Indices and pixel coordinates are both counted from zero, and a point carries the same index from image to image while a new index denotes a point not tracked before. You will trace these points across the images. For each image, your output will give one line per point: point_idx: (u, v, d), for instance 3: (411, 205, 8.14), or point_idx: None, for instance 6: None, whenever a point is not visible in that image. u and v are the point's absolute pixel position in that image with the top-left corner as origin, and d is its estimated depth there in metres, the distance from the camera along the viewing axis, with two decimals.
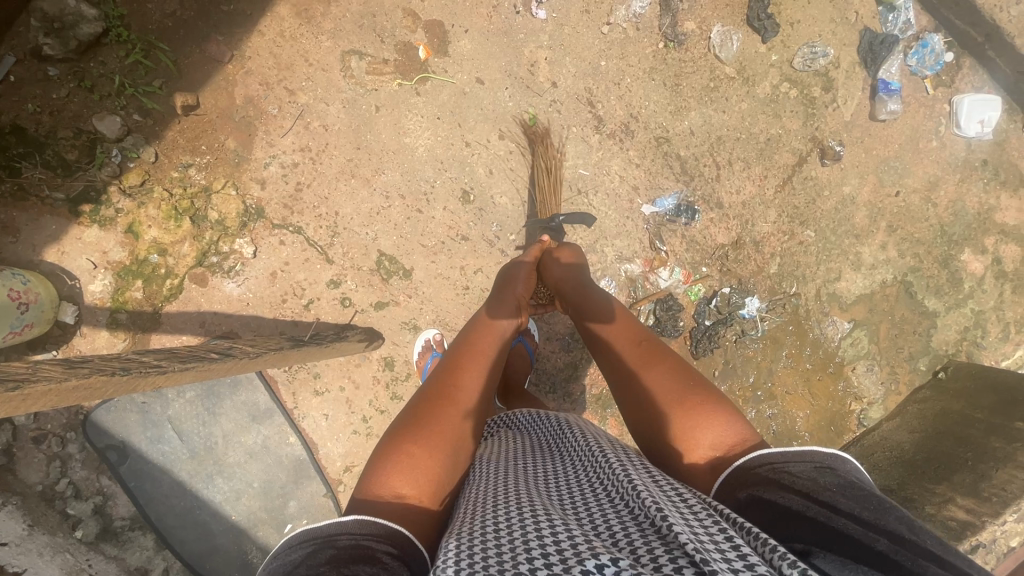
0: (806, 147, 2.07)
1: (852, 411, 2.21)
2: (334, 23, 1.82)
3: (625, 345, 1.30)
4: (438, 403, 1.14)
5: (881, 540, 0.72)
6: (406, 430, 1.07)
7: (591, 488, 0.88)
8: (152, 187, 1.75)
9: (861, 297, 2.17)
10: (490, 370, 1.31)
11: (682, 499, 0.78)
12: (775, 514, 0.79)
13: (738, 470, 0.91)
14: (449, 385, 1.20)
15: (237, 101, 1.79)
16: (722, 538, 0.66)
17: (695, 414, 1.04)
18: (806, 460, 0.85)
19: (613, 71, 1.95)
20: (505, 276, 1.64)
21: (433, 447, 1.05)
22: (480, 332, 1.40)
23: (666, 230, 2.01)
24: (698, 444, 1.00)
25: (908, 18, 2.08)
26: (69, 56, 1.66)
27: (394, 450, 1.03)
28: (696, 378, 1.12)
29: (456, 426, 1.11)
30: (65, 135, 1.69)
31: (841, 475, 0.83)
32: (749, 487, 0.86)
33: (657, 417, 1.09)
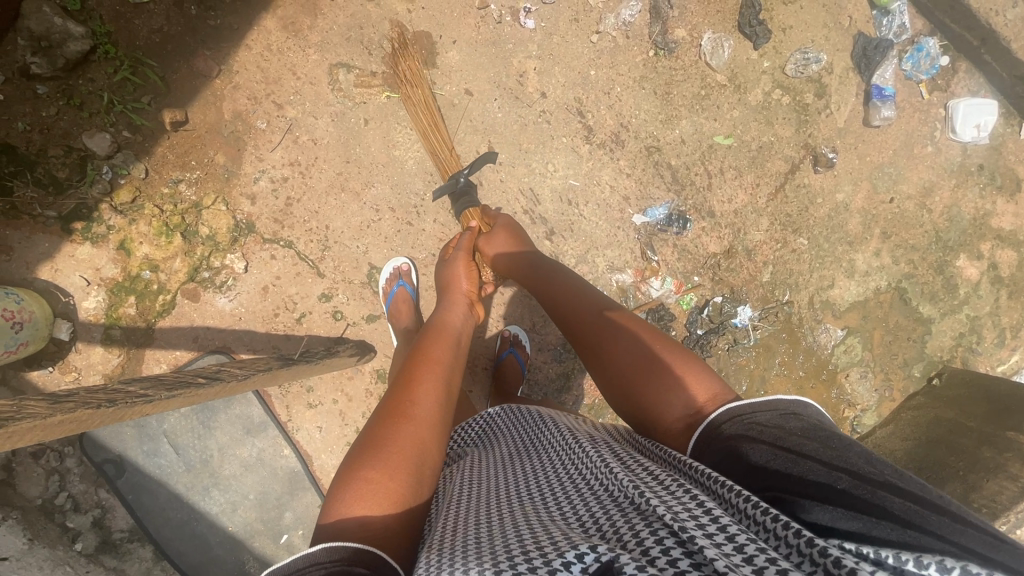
0: (799, 155, 2.06)
1: (846, 418, 2.21)
2: (321, 36, 1.82)
3: (583, 321, 1.35)
4: (393, 419, 1.06)
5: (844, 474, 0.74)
6: (363, 455, 0.99)
7: (573, 479, 0.90)
8: (143, 203, 1.76)
9: (854, 304, 2.17)
10: (449, 375, 1.26)
11: (657, 477, 0.80)
12: (747, 467, 0.82)
13: (708, 426, 0.94)
14: (404, 399, 1.12)
15: (225, 116, 1.80)
16: (696, 506, 0.68)
17: (665, 377, 1.09)
18: (768, 409, 0.90)
19: (603, 80, 1.94)
20: (447, 275, 1.68)
21: (396, 463, 0.98)
22: (434, 338, 1.37)
23: (657, 240, 2.00)
24: (672, 405, 1.03)
25: (902, 21, 2.05)
26: (57, 74, 1.66)
27: (353, 476, 0.95)
28: (654, 342, 1.18)
29: (417, 439, 1.04)
30: (55, 153, 1.70)
31: (802, 421, 0.87)
32: (721, 440, 0.89)
33: (633, 385, 1.13)
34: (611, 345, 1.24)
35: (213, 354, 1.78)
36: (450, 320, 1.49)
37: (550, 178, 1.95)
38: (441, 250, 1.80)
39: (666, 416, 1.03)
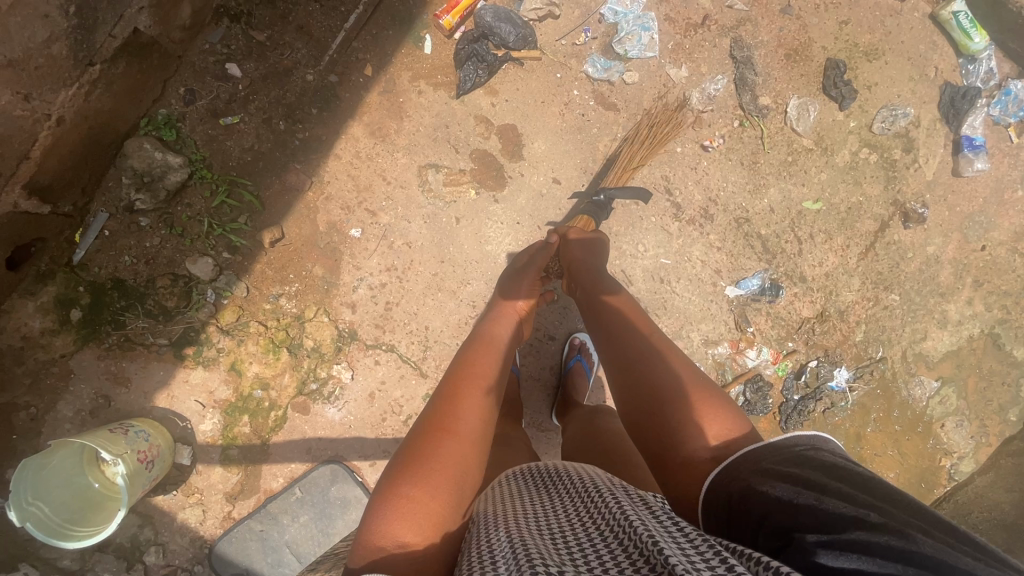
0: (888, 212, 2.02)
1: (942, 467, 2.20)
2: (408, 138, 1.81)
3: (623, 329, 1.23)
4: (438, 432, 0.97)
5: (870, 515, 0.67)
6: (404, 468, 0.91)
7: (577, 511, 0.79)
8: (248, 321, 1.77)
9: (948, 354, 2.15)
10: (496, 390, 1.14)
11: (675, 526, 0.70)
12: (767, 509, 0.73)
13: (732, 461, 0.85)
14: (449, 411, 1.02)
15: (320, 228, 1.80)
16: (712, 560, 0.57)
17: (689, 406, 0.98)
18: (783, 449, 0.81)
19: (689, 156, 1.92)
20: (503, 287, 1.57)
21: (438, 482, 0.89)
22: (481, 347, 1.25)
23: (750, 310, 1.99)
24: (698, 435, 0.93)
25: (990, 66, 1.99)
26: (158, 205, 1.68)
27: (394, 492, 0.87)
28: (688, 372, 1.05)
29: (462, 459, 0.95)
30: (162, 283, 1.71)
31: (822, 455, 0.79)
32: (740, 482, 0.80)
33: (655, 405, 1.01)
34: (635, 363, 1.11)
35: (328, 465, 1.80)
36: (498, 332, 1.34)
37: (642, 258, 1.94)
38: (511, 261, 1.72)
39: (687, 444, 0.93)
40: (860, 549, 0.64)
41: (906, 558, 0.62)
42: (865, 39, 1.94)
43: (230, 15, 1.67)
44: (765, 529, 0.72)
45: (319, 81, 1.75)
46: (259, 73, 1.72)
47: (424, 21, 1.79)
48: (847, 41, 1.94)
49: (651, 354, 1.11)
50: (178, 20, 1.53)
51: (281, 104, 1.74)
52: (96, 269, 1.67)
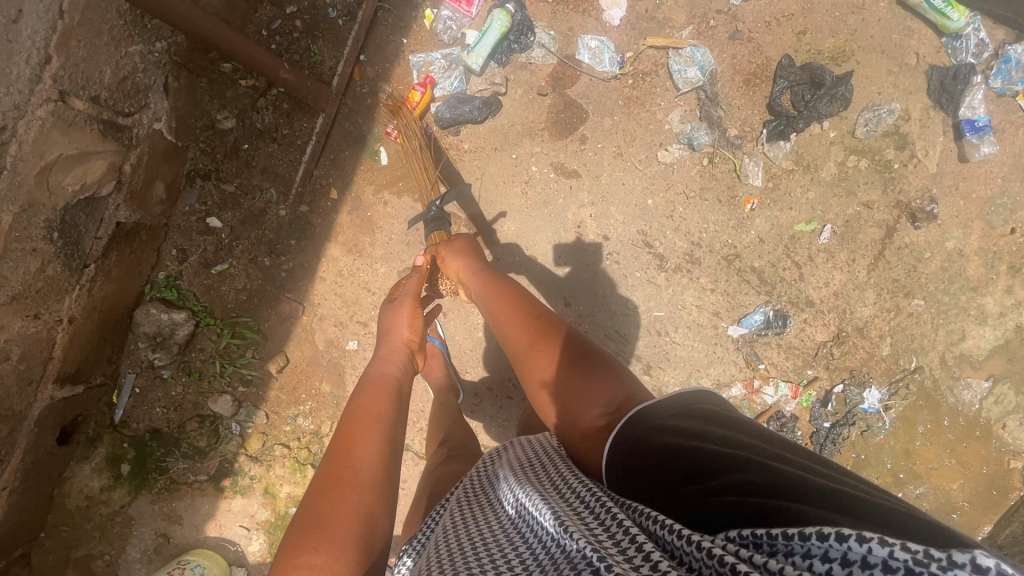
0: (893, 216, 1.89)
1: (1014, 469, 2.01)
2: (383, 248, 1.88)
3: (523, 321, 1.27)
4: (335, 489, 0.94)
5: (741, 454, 0.77)
6: (298, 535, 0.86)
7: (504, 517, 0.85)
8: (273, 445, 1.90)
9: (995, 349, 1.96)
10: (391, 425, 1.14)
11: (576, 504, 0.79)
12: (655, 462, 0.83)
13: (626, 426, 0.94)
14: (343, 464, 0.99)
15: (320, 347, 1.91)
16: (621, 538, 0.64)
17: (587, 380, 1.09)
18: (674, 403, 0.93)
19: (663, 206, 1.87)
20: (386, 322, 1.48)
21: (341, 540, 0.85)
22: (371, 390, 1.23)
23: (759, 346, 1.92)
24: (594, 407, 1.03)
25: (980, 37, 1.81)
26: (175, 357, 1.84)
27: (291, 564, 0.82)
28: (569, 343, 1.17)
29: (365, 508, 0.92)
30: (192, 425, 1.87)
31: (703, 408, 0.92)
32: (633, 434, 0.91)
33: (560, 387, 1.11)
34: (532, 346, 1.21)
35: None
36: (388, 370, 1.33)
37: (634, 314, 1.90)
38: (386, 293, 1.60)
39: (585, 418, 1.03)
40: (732, 481, 0.72)
41: (770, 474, 0.72)
42: (829, 44, 1.82)
43: (201, 175, 1.79)
44: (658, 476, 0.81)
45: (292, 214, 1.85)
46: (237, 219, 1.83)
47: (376, 135, 1.85)
48: (810, 51, 1.82)
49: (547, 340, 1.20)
50: (155, 198, 1.68)
51: (262, 242, 1.86)
52: (134, 424, 1.85)
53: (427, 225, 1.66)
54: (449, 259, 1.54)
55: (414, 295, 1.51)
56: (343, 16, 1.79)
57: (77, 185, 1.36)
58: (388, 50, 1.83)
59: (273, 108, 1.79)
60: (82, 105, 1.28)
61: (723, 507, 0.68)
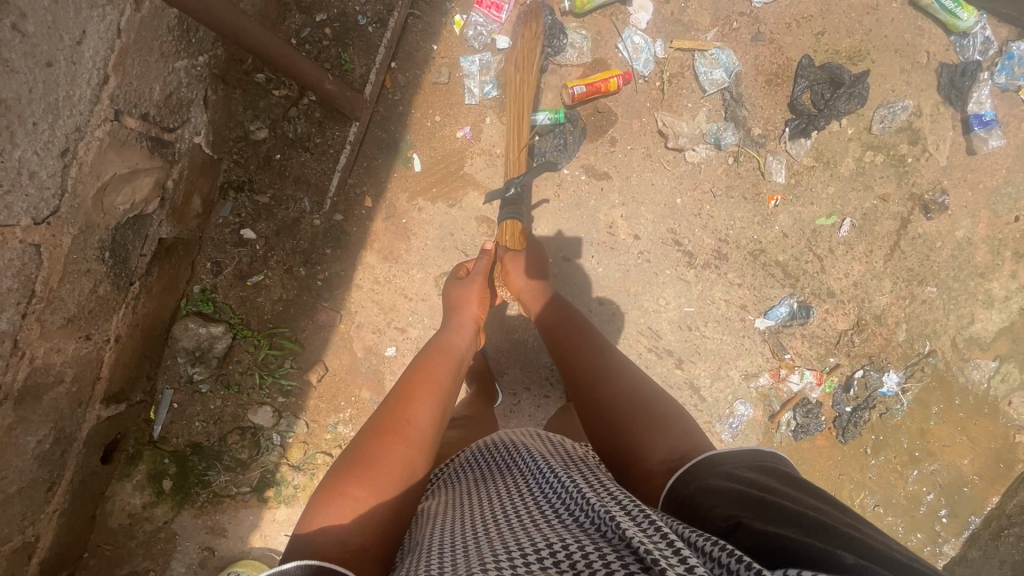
0: (907, 208, 1.98)
1: (1019, 442, 2.13)
2: (419, 254, 1.89)
3: (590, 364, 1.39)
4: (389, 437, 1.08)
5: (815, 514, 0.75)
6: (349, 465, 1.02)
7: (538, 504, 0.88)
8: (314, 453, 1.91)
9: (1002, 331, 2.07)
10: (445, 397, 1.26)
11: (623, 500, 0.80)
12: (719, 503, 0.83)
13: (692, 466, 0.97)
14: (401, 416, 1.14)
15: (359, 354, 1.92)
16: (656, 533, 0.67)
17: (651, 428, 1.13)
18: (745, 460, 0.94)
19: (691, 204, 1.92)
20: (457, 293, 1.65)
21: (379, 485, 1.00)
22: (435, 359, 1.38)
23: (784, 337, 1.99)
24: (657, 451, 1.06)
25: (985, 35, 1.90)
26: (213, 370, 1.84)
27: (339, 488, 0.97)
28: (642, 394, 1.24)
29: (407, 464, 1.06)
30: (232, 437, 1.87)
31: (775, 470, 0.92)
32: (699, 481, 0.92)
33: (622, 429, 1.15)
34: (595, 385, 1.31)
35: None
36: (455, 342, 1.49)
37: (665, 310, 1.96)
38: (454, 269, 1.75)
39: (650, 458, 1.06)
40: (801, 533, 0.71)
41: (841, 541, 0.70)
42: (845, 44, 1.89)
43: (235, 186, 1.78)
44: (717, 514, 0.81)
45: (326, 223, 1.86)
46: (271, 229, 1.83)
47: (408, 141, 1.86)
48: (828, 51, 1.89)
49: (611, 384, 1.29)
50: (192, 212, 1.66)
51: (297, 252, 1.85)
52: (174, 439, 1.84)
53: (501, 210, 1.68)
54: (517, 274, 1.70)
55: (485, 276, 1.66)
56: (372, 23, 1.79)
57: (128, 204, 1.35)
58: (418, 56, 1.84)
59: (306, 117, 1.78)
60: (134, 123, 1.27)
61: (786, 552, 0.68)
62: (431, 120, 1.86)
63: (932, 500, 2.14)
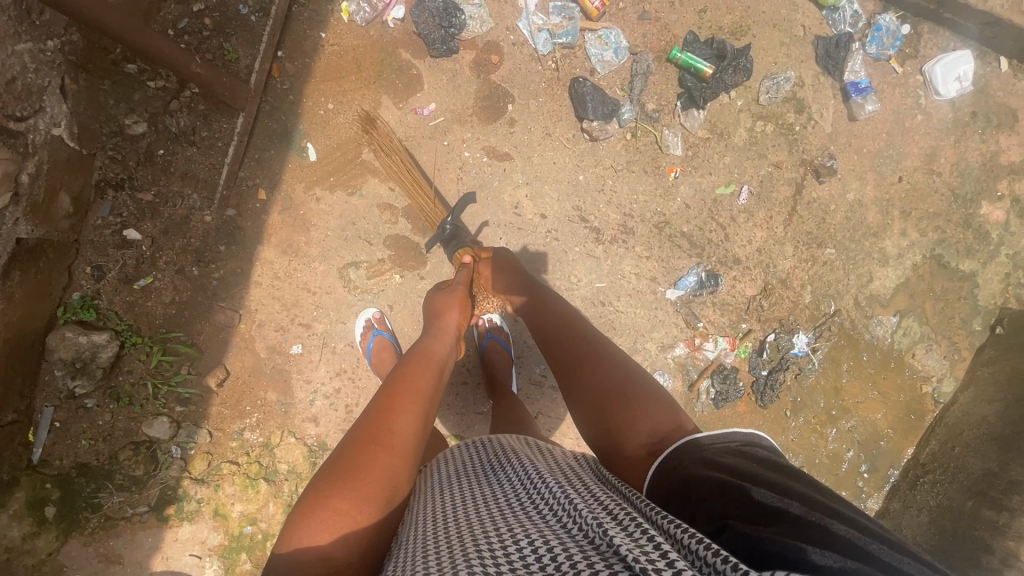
0: (800, 174, 2.06)
1: (926, 393, 2.23)
2: (320, 246, 1.83)
3: (574, 339, 1.31)
4: (373, 445, 0.98)
5: (796, 507, 0.76)
6: (332, 476, 0.93)
7: (523, 509, 0.84)
8: (219, 463, 1.80)
9: (899, 287, 2.18)
10: (431, 403, 1.15)
11: (610, 505, 0.77)
12: (705, 497, 0.82)
13: (675, 453, 0.95)
14: (384, 424, 1.02)
15: (262, 354, 1.82)
16: (648, 542, 0.63)
17: (633, 402, 1.09)
18: (725, 442, 0.92)
19: (593, 180, 1.95)
20: (439, 299, 1.58)
21: (366, 496, 0.91)
22: (419, 361, 1.27)
23: (696, 306, 2.03)
24: (638, 432, 1.04)
25: (854, 9, 2.03)
26: (100, 383, 1.71)
27: (321, 500, 0.88)
28: (624, 373, 1.16)
29: (393, 472, 0.96)
30: (125, 454, 1.74)
31: (758, 452, 0.90)
32: (684, 469, 0.90)
33: (602, 408, 1.11)
34: (580, 362, 1.24)
35: None
36: (438, 347, 1.37)
37: (578, 288, 1.96)
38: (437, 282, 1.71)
39: (629, 442, 1.03)
40: (785, 533, 0.72)
41: (824, 540, 0.71)
42: (727, 20, 1.97)
43: (113, 185, 1.67)
44: (707, 510, 0.81)
45: (218, 219, 1.78)
46: (159, 229, 1.73)
47: (302, 131, 1.81)
48: (711, 27, 1.97)
49: (594, 358, 1.23)
50: (61, 212, 1.55)
51: (188, 251, 1.76)
52: (58, 461, 1.69)
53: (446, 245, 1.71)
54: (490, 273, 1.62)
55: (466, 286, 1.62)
56: (254, 12, 1.75)
57: None
58: (306, 45, 1.80)
59: (188, 110, 1.71)
60: None
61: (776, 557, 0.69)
62: (324, 107, 1.82)
63: (852, 456, 2.20)
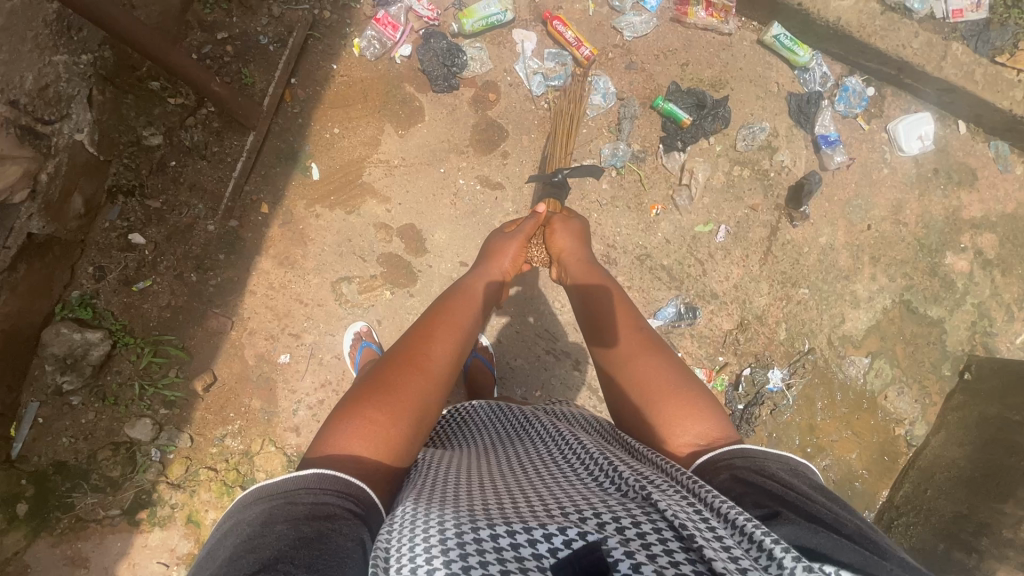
0: (775, 217, 2.19)
1: (899, 435, 2.28)
2: (316, 259, 1.91)
3: (630, 326, 1.26)
4: (408, 367, 1.06)
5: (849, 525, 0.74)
6: (369, 390, 1.01)
7: (560, 472, 0.87)
8: (197, 469, 1.80)
9: (870, 329, 2.27)
10: (467, 339, 1.23)
11: (647, 471, 0.80)
12: (750, 495, 0.83)
13: (721, 455, 0.91)
14: (422, 352, 1.11)
15: (250, 362, 1.87)
16: (692, 508, 0.66)
17: (687, 402, 1.03)
18: (780, 459, 0.89)
19: (579, 212, 2.06)
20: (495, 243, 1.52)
21: (397, 411, 0.99)
22: (458, 297, 1.33)
23: (675, 337, 2.10)
24: (686, 430, 0.99)
25: (823, 70, 2.21)
26: (88, 381, 1.74)
27: (358, 409, 0.97)
28: (677, 374, 1.10)
29: (423, 395, 1.04)
30: (104, 454, 1.75)
31: (812, 480, 0.86)
32: (726, 464, 0.89)
33: (649, 397, 1.07)
34: (633, 351, 1.18)
35: None
36: (478, 288, 1.39)
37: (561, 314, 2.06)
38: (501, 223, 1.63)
39: (674, 437, 0.99)
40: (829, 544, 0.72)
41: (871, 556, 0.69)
42: (707, 74, 2.15)
43: (124, 190, 1.77)
44: (751, 497, 0.82)
45: (221, 229, 1.86)
46: (162, 234, 1.82)
47: (308, 152, 1.93)
48: (692, 79, 2.13)
49: (649, 350, 1.17)
50: (72, 212, 1.64)
51: (189, 257, 1.84)
52: (35, 457, 1.70)
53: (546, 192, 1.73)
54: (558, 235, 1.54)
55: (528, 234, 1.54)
56: (273, 43, 1.90)
57: None
58: (318, 74, 1.94)
59: (203, 126, 1.84)
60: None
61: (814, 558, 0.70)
62: (330, 132, 1.94)
63: None
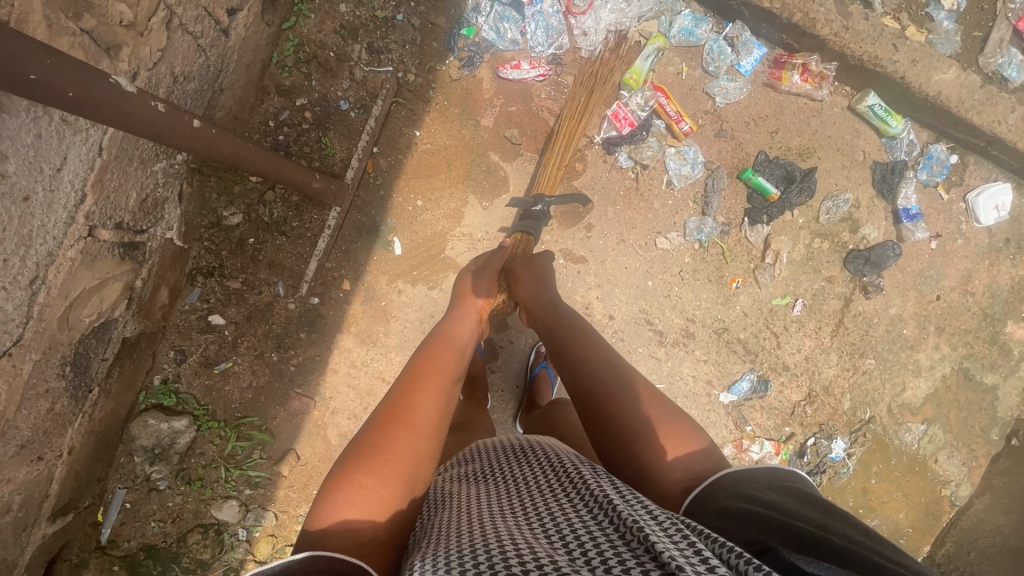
0: (849, 289, 2.17)
1: (943, 496, 2.33)
2: (398, 336, 1.86)
3: (591, 353, 1.23)
4: (394, 426, 0.98)
5: (837, 539, 0.66)
6: (355, 456, 0.93)
7: (560, 498, 0.80)
8: (284, 546, 1.80)
9: (928, 397, 2.29)
10: (453, 387, 1.16)
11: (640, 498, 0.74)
12: (737, 528, 0.72)
13: (709, 489, 0.84)
14: (405, 405, 1.03)
15: (333, 441, 1.84)
16: (684, 541, 0.59)
17: (665, 436, 0.97)
18: (762, 477, 0.82)
19: (661, 286, 2.03)
20: (463, 284, 1.57)
21: (391, 474, 0.90)
22: (439, 343, 1.27)
23: (746, 409, 2.13)
24: (671, 468, 0.92)
25: (909, 139, 2.14)
26: (173, 466, 1.71)
27: (346, 478, 0.88)
28: (660, 401, 1.05)
29: (416, 452, 0.96)
30: (193, 537, 1.73)
31: (795, 488, 0.80)
32: (714, 503, 0.80)
33: (629, 437, 1.00)
34: (601, 384, 1.13)
35: None
36: (458, 332, 1.36)
37: None
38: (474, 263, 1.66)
39: (661, 473, 0.92)
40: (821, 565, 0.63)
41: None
42: (796, 142, 2.07)
43: (204, 272, 1.70)
44: (740, 535, 0.71)
45: (302, 307, 1.79)
46: (242, 314, 1.74)
47: (390, 226, 1.84)
48: (781, 147, 2.06)
49: (619, 380, 1.11)
50: (159, 304, 1.56)
51: (270, 337, 1.78)
52: (125, 542, 1.70)
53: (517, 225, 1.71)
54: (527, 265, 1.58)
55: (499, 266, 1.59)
56: (355, 108, 1.78)
57: (94, 314, 1.26)
58: (400, 141, 1.84)
59: (282, 201, 1.74)
60: (107, 234, 1.20)
61: None
62: (412, 204, 1.85)
63: None
